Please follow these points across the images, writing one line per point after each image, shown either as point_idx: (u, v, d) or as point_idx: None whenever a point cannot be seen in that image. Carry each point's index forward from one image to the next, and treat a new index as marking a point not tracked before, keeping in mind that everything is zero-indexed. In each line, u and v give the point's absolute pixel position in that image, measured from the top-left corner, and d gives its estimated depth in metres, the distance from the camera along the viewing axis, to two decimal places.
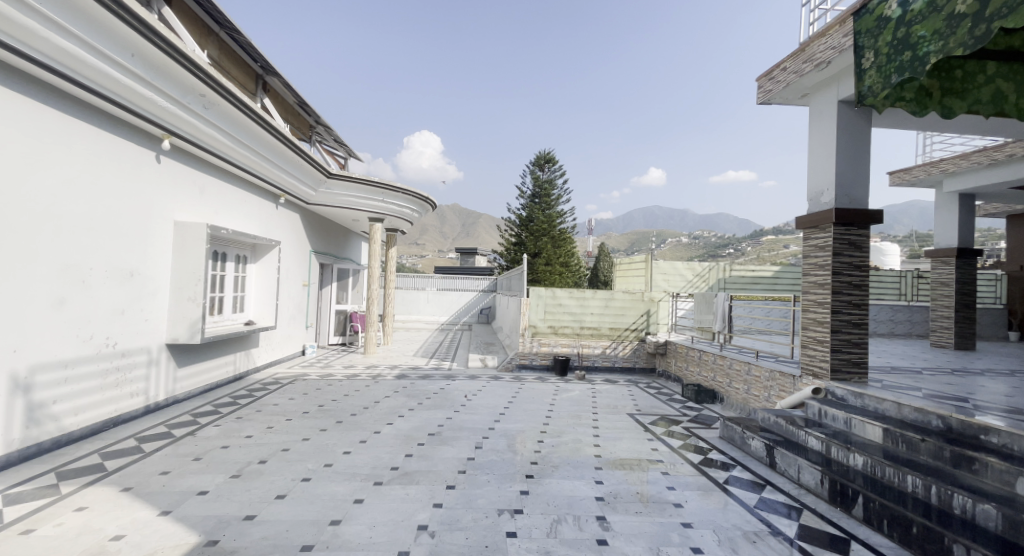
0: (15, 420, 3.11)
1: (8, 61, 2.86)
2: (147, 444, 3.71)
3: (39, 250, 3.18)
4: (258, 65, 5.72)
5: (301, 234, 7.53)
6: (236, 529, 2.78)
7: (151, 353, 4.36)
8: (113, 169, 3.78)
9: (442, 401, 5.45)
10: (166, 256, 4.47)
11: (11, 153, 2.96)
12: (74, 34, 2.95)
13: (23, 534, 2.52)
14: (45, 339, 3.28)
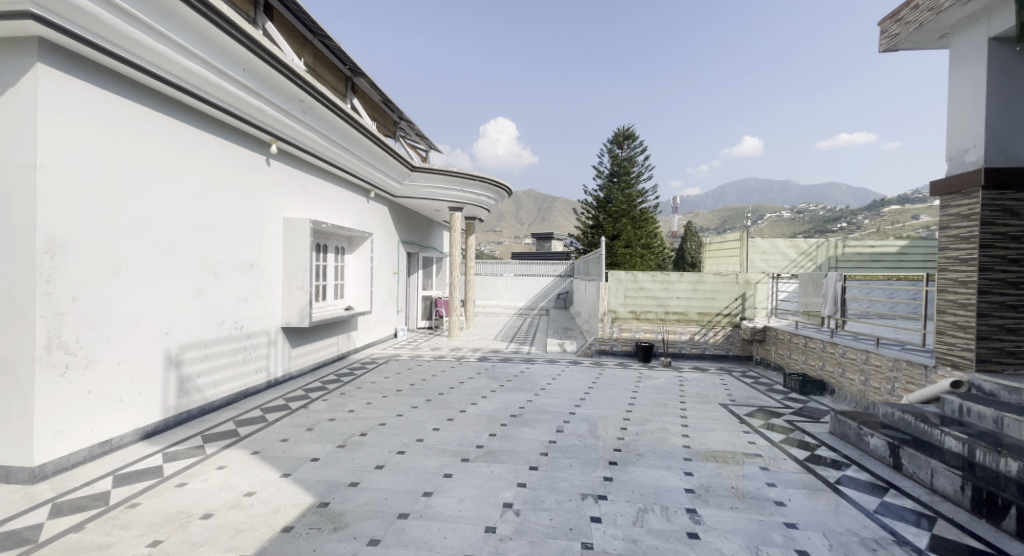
0: (170, 390, 3.72)
1: (148, 84, 3.37)
2: (269, 414, 4.22)
3: (179, 246, 3.72)
4: (347, 68, 6.11)
5: (389, 224, 7.98)
6: (343, 493, 3.08)
7: (270, 334, 4.93)
8: (233, 174, 4.29)
9: (523, 384, 5.53)
10: (279, 248, 5.00)
11: (154, 164, 3.48)
12: (193, 53, 3.36)
13: (179, 486, 3.01)
14: (189, 323, 3.86)
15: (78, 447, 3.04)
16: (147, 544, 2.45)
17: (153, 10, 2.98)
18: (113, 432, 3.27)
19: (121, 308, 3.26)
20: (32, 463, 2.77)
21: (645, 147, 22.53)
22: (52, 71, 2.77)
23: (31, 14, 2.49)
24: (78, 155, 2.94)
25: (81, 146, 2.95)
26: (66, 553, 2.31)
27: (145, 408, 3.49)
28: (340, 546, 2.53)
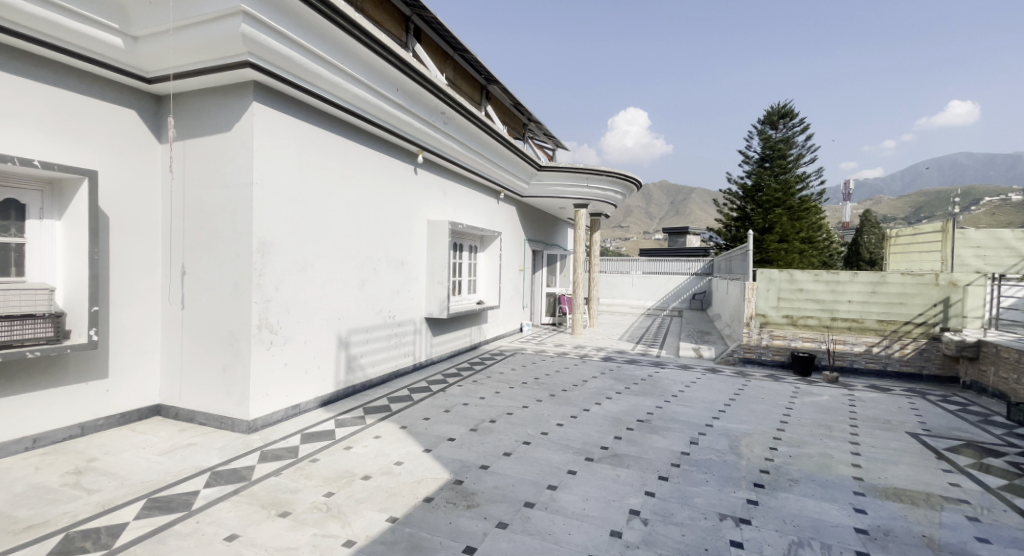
0: (341, 366, 4.41)
1: (327, 111, 4.02)
2: (414, 395, 4.72)
3: (348, 247, 4.37)
4: (483, 76, 6.48)
5: (517, 224, 8.25)
6: (475, 474, 3.31)
7: (416, 323, 5.51)
8: (388, 182, 4.87)
9: (652, 388, 5.26)
10: (423, 247, 5.54)
11: (331, 177, 4.14)
12: (359, 80, 3.92)
13: (346, 449, 3.55)
14: (355, 312, 4.51)
15: (277, 408, 3.78)
16: (323, 494, 2.95)
17: (330, 47, 3.56)
18: (301, 398, 4.00)
19: (306, 298, 3.95)
20: (247, 417, 3.53)
21: (804, 125, 19.50)
22: (263, 108, 3.47)
23: (249, 64, 3.16)
24: (280, 173, 3.64)
25: (282, 166, 3.65)
26: (270, 492, 2.91)
27: (322, 381, 4.20)
28: (473, 523, 2.73)
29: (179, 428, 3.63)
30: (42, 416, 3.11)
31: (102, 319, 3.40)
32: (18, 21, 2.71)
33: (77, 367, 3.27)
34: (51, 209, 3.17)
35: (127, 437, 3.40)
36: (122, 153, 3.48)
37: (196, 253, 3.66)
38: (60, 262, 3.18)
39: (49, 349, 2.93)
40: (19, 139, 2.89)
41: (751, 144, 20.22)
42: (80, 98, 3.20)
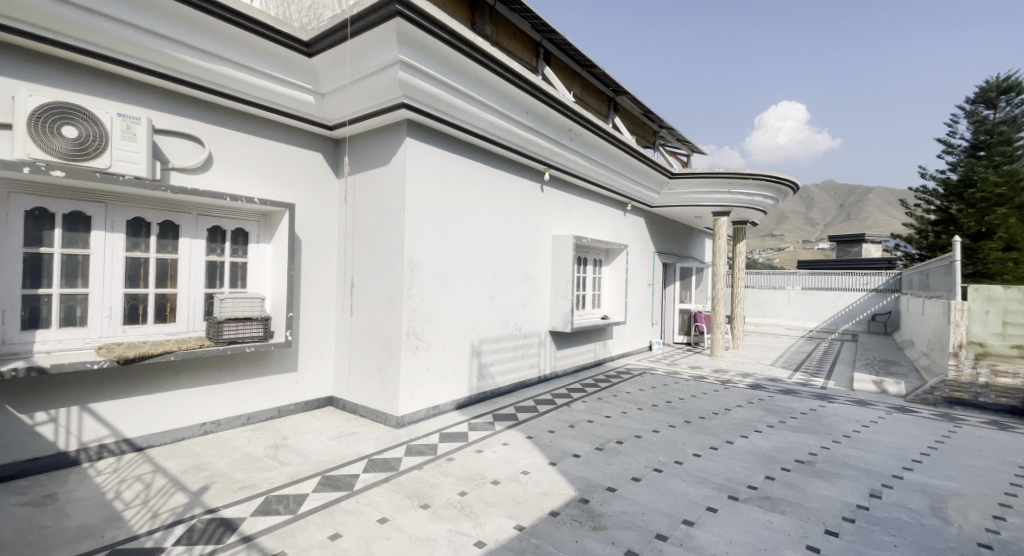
0: (473, 374, 4.70)
1: (465, 139, 4.37)
2: (540, 406, 4.77)
3: (480, 262, 4.67)
4: (611, 89, 6.43)
5: (646, 236, 7.89)
6: (602, 496, 3.20)
7: (541, 335, 5.59)
8: (518, 199, 5.10)
9: (813, 424, 4.49)
10: (548, 261, 5.62)
11: (468, 199, 4.49)
12: (492, 108, 4.20)
13: (478, 452, 3.75)
14: (486, 323, 4.78)
15: (419, 407, 4.18)
16: (458, 493, 3.16)
17: (469, 82, 3.90)
18: (439, 400, 4.36)
19: (446, 309, 4.33)
20: (397, 413, 3.98)
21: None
22: (416, 142, 3.96)
23: (404, 105, 3.63)
24: (426, 197, 4.08)
25: (428, 191, 4.09)
26: (414, 485, 3.22)
27: (457, 386, 4.53)
28: (599, 546, 2.64)
29: (345, 417, 4.24)
30: (252, 399, 3.92)
31: (295, 323, 4.19)
32: (245, 91, 3.56)
33: (277, 360, 4.08)
34: (263, 235, 4.02)
35: (309, 421, 4.11)
36: (311, 188, 4.27)
37: (361, 269, 4.29)
38: (268, 275, 4.01)
39: (259, 345, 3.69)
40: (245, 182, 3.76)
41: (955, 129, 16.24)
42: (283, 146, 4.03)
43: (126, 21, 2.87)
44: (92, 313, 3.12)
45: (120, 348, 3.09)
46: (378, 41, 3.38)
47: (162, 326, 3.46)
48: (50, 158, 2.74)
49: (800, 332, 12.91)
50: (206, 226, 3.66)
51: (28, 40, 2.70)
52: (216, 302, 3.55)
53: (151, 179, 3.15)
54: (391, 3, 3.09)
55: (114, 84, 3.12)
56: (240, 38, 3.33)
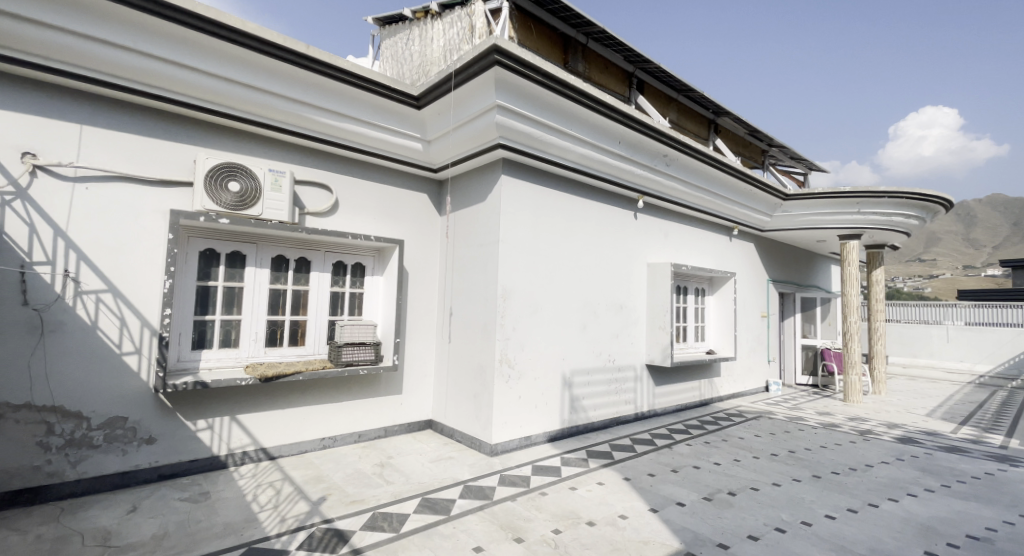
0: (565, 406, 4.59)
1: (559, 172, 4.46)
2: (638, 446, 4.49)
3: (573, 292, 4.63)
4: (711, 111, 6.33)
5: (758, 263, 7.21)
6: (711, 552, 2.87)
7: (637, 370, 5.30)
8: (611, 226, 5.01)
9: (992, 492, 3.61)
10: (644, 291, 5.37)
11: (560, 229, 4.53)
12: (585, 141, 4.23)
13: (572, 489, 3.62)
14: (579, 354, 4.69)
15: (512, 437, 4.18)
16: (552, 530, 3.07)
17: (562, 118, 4.00)
18: (531, 431, 4.32)
19: (537, 339, 4.33)
20: (490, 441, 4.02)
21: None
22: (512, 179, 4.14)
23: (500, 145, 3.83)
24: (519, 230, 4.20)
25: (521, 223, 4.20)
26: (508, 516, 3.20)
27: (550, 418, 4.46)
28: None
29: (442, 442, 4.38)
30: (363, 418, 4.26)
31: (402, 348, 4.51)
32: (363, 142, 4.05)
33: (385, 383, 4.40)
34: (377, 268, 4.45)
35: (410, 443, 4.33)
36: (419, 224, 4.66)
37: (458, 299, 4.50)
38: (380, 305, 4.41)
39: (371, 368, 4.03)
40: (363, 222, 4.22)
41: None
42: (396, 190, 4.48)
43: (276, 93, 3.47)
44: (243, 336, 3.68)
45: (261, 367, 3.58)
46: (478, 88, 3.63)
47: (294, 348, 3.95)
48: (218, 208, 3.37)
49: (967, 378, 10.60)
50: (332, 261, 4.15)
51: (207, 113, 3.39)
52: (337, 328, 3.98)
53: (291, 222, 3.69)
54: (490, 53, 3.32)
55: (266, 146, 3.75)
56: (361, 98, 3.80)
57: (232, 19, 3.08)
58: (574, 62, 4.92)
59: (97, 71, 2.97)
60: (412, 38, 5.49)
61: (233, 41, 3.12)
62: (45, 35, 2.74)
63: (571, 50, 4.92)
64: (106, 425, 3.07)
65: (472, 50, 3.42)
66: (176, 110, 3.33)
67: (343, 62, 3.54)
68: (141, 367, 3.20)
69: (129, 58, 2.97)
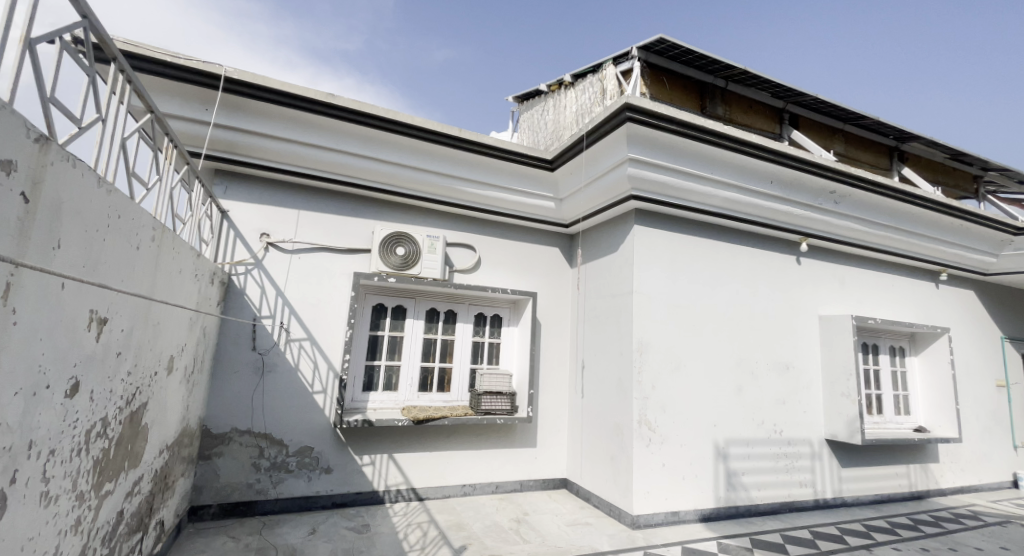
0: (720, 481, 4.01)
1: (702, 219, 4.22)
2: (820, 542, 3.64)
3: (724, 349, 4.18)
4: (892, 139, 5.97)
5: (986, 317, 5.65)
6: None
7: (814, 446, 4.42)
8: (767, 275, 4.49)
9: None
10: (816, 350, 4.59)
11: (703, 279, 4.20)
12: (729, 184, 3.97)
13: None
14: (734, 420, 4.12)
15: (657, 510, 3.75)
16: None
17: (702, 163, 3.83)
18: (679, 507, 3.82)
19: (682, 398, 3.95)
20: (631, 511, 3.66)
21: None
22: (648, 231, 4.05)
23: (633, 196, 3.82)
24: (657, 281, 4.01)
25: (659, 275, 4.02)
26: None
27: (703, 494, 3.92)
28: None
29: (579, 505, 4.14)
30: (501, 469, 4.31)
31: (537, 399, 4.53)
32: (505, 205, 4.43)
33: (521, 435, 4.43)
34: (512, 319, 4.68)
35: (546, 501, 4.20)
36: (554, 277, 4.81)
37: (592, 352, 4.38)
38: (516, 356, 4.57)
39: (507, 418, 4.15)
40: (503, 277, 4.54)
41: None
42: (529, 245, 4.75)
43: (433, 170, 4.04)
44: (401, 381, 4.13)
45: (414, 410, 3.96)
46: (610, 145, 3.71)
47: (442, 394, 4.28)
48: (388, 270, 3.98)
49: None
50: (473, 312, 4.50)
51: (382, 192, 4.09)
52: (477, 377, 4.23)
53: (442, 279, 4.15)
54: (622, 111, 3.41)
55: (423, 215, 4.36)
56: (502, 167, 4.18)
57: (403, 117, 3.74)
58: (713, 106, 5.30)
59: (308, 167, 3.84)
60: (548, 108, 6.38)
61: (402, 133, 3.77)
62: (278, 147, 3.66)
63: (708, 96, 5.26)
64: (298, 453, 3.67)
65: (604, 111, 3.55)
66: (360, 192, 4.09)
67: (488, 138, 3.98)
68: (325, 405, 3.79)
69: (330, 156, 3.79)
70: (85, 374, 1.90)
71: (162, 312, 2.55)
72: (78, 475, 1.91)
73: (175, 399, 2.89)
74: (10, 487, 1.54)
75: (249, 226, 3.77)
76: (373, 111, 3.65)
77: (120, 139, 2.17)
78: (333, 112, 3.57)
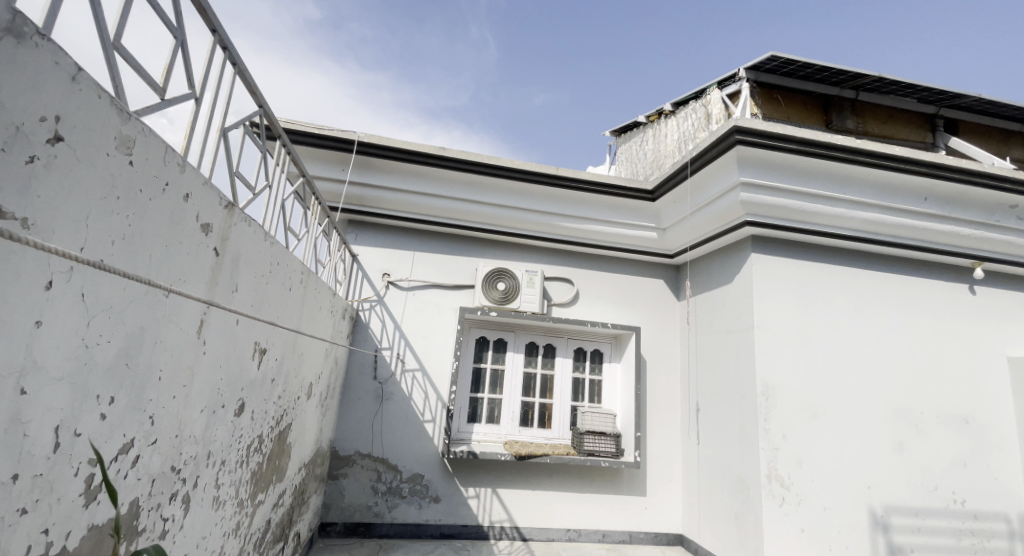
0: None
1: (835, 243, 3.76)
2: None
3: (876, 396, 3.57)
4: None
5: None
6: None
7: (1014, 524, 3.56)
8: (927, 309, 3.83)
9: None
10: (1008, 398, 3.79)
11: (841, 314, 3.69)
12: (869, 204, 3.52)
13: None
14: (894, 483, 3.44)
15: None
16: None
17: (833, 184, 3.46)
18: None
19: (824, 452, 3.41)
20: None
21: None
22: (760, 257, 3.68)
23: (749, 222, 3.53)
24: (783, 317, 3.59)
25: (784, 310, 3.60)
26: None
27: None
28: None
29: None
30: (608, 517, 4.05)
31: (643, 444, 4.22)
32: (610, 240, 4.40)
33: (629, 481, 4.15)
34: (614, 354, 4.55)
35: None
36: (660, 309, 4.57)
37: (708, 393, 4.00)
38: (619, 394, 4.38)
39: (612, 461, 3.95)
40: (604, 310, 4.45)
41: None
42: (631, 277, 4.61)
43: (536, 209, 4.20)
44: (503, 414, 4.20)
45: (517, 446, 3.98)
46: (718, 171, 3.51)
47: (543, 431, 4.23)
48: (490, 305, 4.16)
49: None
50: (573, 347, 4.46)
51: (485, 232, 4.34)
52: (579, 415, 4.13)
53: (541, 312, 4.22)
54: (729, 135, 3.22)
55: (526, 252, 4.51)
56: (600, 202, 4.19)
57: (508, 161, 3.96)
58: (842, 119, 5.34)
59: (422, 214, 4.23)
60: (648, 139, 6.82)
61: (506, 178, 4.00)
62: (397, 198, 4.10)
63: (834, 109, 5.35)
64: (409, 480, 3.86)
65: (708, 136, 3.39)
66: (467, 233, 4.38)
67: (587, 174, 4.03)
68: (434, 433, 3.97)
69: (442, 203, 4.14)
70: (249, 396, 2.14)
71: (305, 342, 2.93)
72: (240, 484, 2.16)
73: (313, 420, 3.27)
74: (195, 491, 1.73)
75: (372, 266, 4.22)
76: (479, 159, 3.93)
77: (280, 200, 2.59)
78: (443, 163, 3.92)
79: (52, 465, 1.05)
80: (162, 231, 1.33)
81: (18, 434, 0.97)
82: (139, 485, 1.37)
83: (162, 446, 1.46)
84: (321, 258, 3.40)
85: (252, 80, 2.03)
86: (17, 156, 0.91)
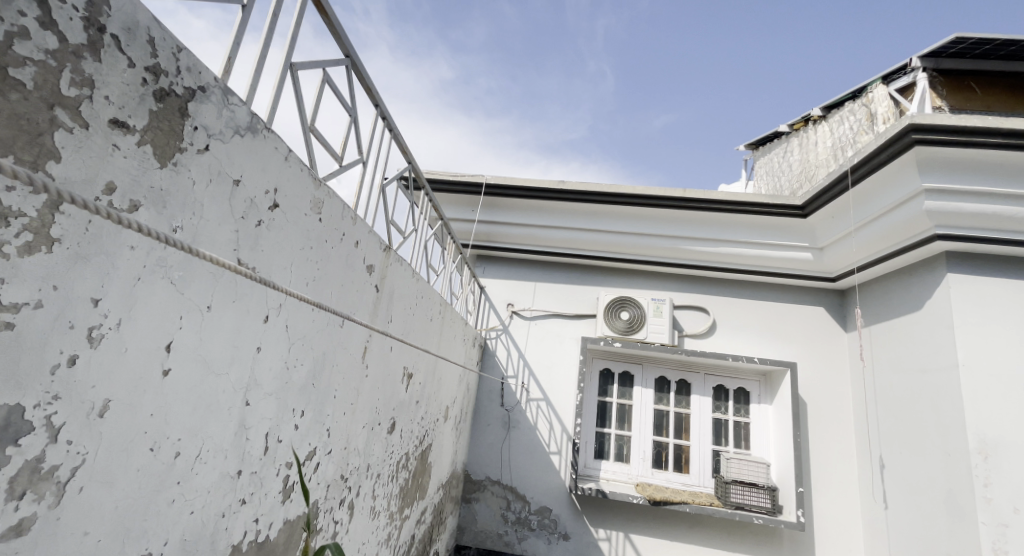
0: None
1: None
2: None
3: None
4: None
5: None
6: None
7: None
8: None
9: None
10: None
11: None
12: None
13: None
14: None
15: None
16: None
17: None
18: None
19: None
20: None
21: None
22: (960, 278, 3.09)
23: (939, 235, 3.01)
24: (1001, 358, 2.93)
25: (1003, 350, 2.94)
26: None
27: None
28: None
29: None
30: None
31: (808, 501, 3.68)
32: (758, 263, 4.05)
33: (791, 543, 3.62)
34: (765, 395, 4.08)
35: None
36: (819, 343, 4.02)
37: (895, 445, 3.39)
38: (773, 439, 3.91)
39: (766, 519, 3.49)
40: (747, 342, 4.06)
41: None
42: (778, 306, 4.15)
43: (668, 235, 4.06)
44: (633, 454, 4.00)
45: (649, 488, 3.73)
46: (893, 177, 3.08)
47: (680, 476, 3.93)
48: (613, 334, 4.04)
49: None
50: (712, 384, 4.12)
51: (611, 261, 4.30)
52: (723, 461, 3.75)
53: (672, 344, 3.99)
54: (906, 135, 2.80)
55: (654, 281, 4.35)
56: (737, 221, 3.93)
57: (634, 189, 3.93)
58: None
59: (550, 246, 4.35)
60: (792, 149, 6.26)
61: (634, 205, 3.95)
62: (524, 232, 4.28)
63: None
64: (537, 512, 3.84)
65: (875, 139, 2.99)
66: (594, 263, 4.38)
67: (721, 195, 3.80)
68: (560, 466, 3.91)
69: (572, 233, 4.22)
70: (399, 416, 2.36)
71: (444, 368, 3.17)
72: (391, 497, 2.35)
73: (449, 442, 3.47)
74: (358, 499, 1.93)
75: (497, 297, 4.42)
76: (604, 189, 3.96)
77: (423, 242, 2.87)
78: (571, 195, 4.02)
79: (261, 466, 1.23)
80: (340, 271, 1.55)
81: (243, 438, 1.15)
82: (317, 488, 1.56)
83: (334, 455, 1.67)
84: (456, 291, 3.64)
85: (403, 142, 2.30)
86: (251, 219, 1.10)
